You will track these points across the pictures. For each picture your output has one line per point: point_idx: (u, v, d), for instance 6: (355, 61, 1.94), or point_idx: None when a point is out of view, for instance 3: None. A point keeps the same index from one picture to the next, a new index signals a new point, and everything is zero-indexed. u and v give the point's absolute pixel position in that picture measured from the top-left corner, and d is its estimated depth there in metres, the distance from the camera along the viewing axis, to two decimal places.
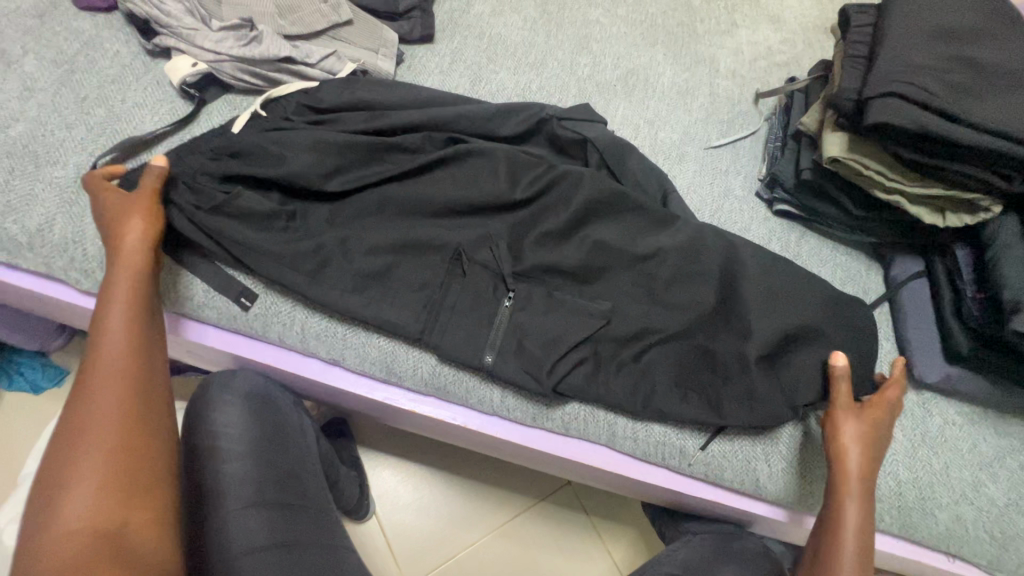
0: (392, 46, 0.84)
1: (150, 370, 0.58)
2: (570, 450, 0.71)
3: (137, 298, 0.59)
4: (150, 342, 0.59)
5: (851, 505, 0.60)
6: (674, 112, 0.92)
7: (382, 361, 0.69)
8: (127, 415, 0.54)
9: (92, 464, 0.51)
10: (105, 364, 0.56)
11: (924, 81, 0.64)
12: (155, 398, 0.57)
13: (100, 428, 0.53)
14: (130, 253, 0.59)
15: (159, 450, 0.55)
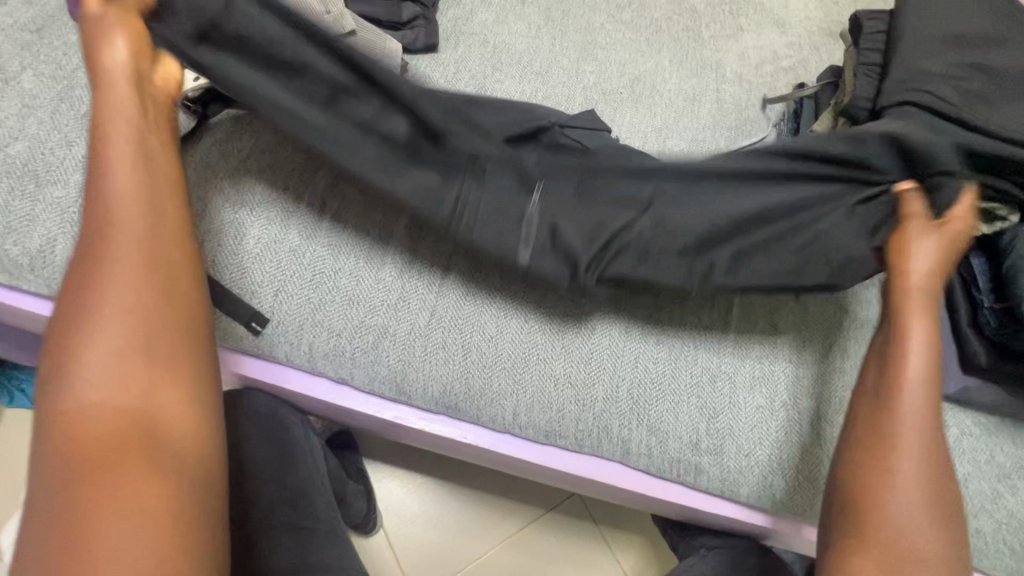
0: (394, 55, 0.82)
1: (160, 216, 0.52)
2: (583, 468, 0.70)
3: (139, 139, 0.54)
4: (159, 189, 0.53)
5: (920, 332, 0.56)
6: (682, 119, 0.91)
7: (392, 379, 0.67)
8: (139, 268, 0.50)
9: (110, 328, 0.48)
10: (112, 218, 0.51)
11: (939, 89, 0.62)
12: (169, 247, 0.52)
13: (113, 285, 0.49)
14: (118, 84, 0.54)
15: (182, 308, 0.51)
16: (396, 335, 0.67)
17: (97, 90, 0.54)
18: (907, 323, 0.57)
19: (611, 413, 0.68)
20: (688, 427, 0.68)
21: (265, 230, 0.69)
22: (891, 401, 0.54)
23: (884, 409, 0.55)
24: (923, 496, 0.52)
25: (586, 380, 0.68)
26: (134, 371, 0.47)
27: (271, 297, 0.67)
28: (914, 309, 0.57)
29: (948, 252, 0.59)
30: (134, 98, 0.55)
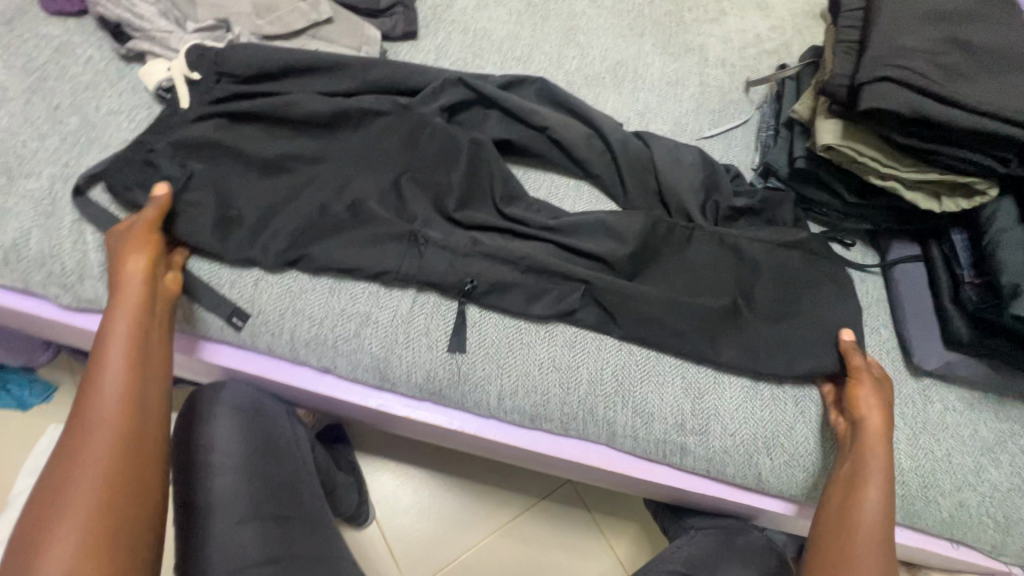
0: (373, 43, 0.81)
1: (147, 417, 0.55)
2: (568, 450, 0.70)
3: (141, 343, 0.56)
4: (151, 390, 0.56)
5: (877, 458, 0.60)
6: (665, 103, 0.91)
7: (374, 367, 0.67)
8: (119, 466, 0.51)
9: (78, 515, 0.48)
10: (100, 411, 0.52)
11: (918, 65, 0.62)
12: (150, 448, 0.54)
13: (89, 473, 0.50)
14: (132, 285, 0.58)
15: (151, 509, 0.52)
16: (378, 322, 0.67)
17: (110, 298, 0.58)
18: (864, 448, 0.61)
19: (596, 395, 0.68)
20: (673, 407, 0.68)
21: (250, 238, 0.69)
22: (852, 503, 0.59)
23: (848, 504, 0.60)
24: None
25: (571, 363, 0.68)
26: (97, 553, 0.47)
27: (251, 287, 0.67)
28: (872, 439, 0.61)
29: (885, 405, 0.64)
30: (142, 301, 0.58)
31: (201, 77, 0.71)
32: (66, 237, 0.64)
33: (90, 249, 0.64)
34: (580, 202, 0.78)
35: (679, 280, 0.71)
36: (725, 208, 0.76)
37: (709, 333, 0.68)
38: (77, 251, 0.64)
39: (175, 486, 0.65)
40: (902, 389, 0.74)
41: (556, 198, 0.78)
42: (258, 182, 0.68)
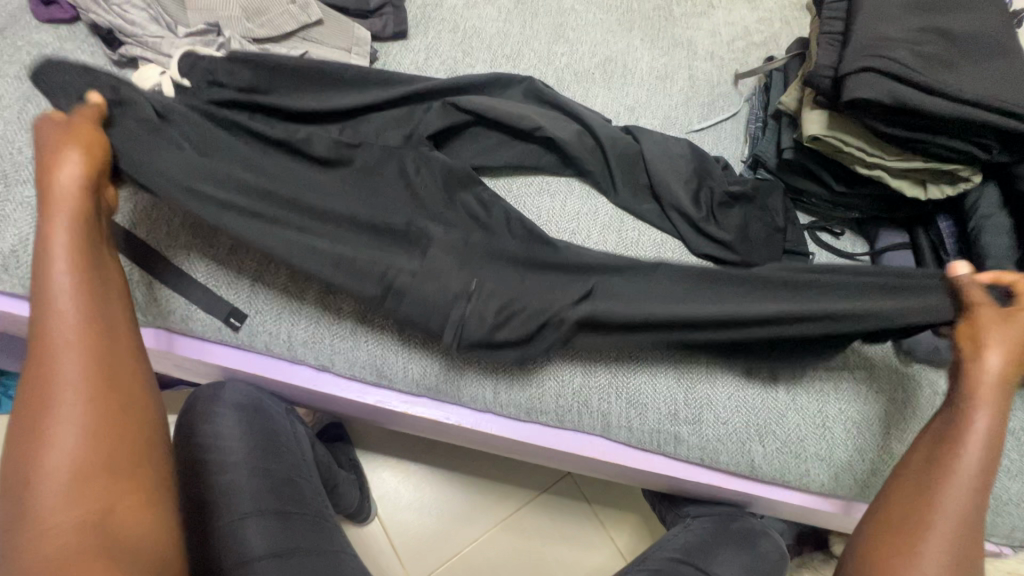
0: (364, 44, 0.82)
1: (110, 323, 0.54)
2: (565, 442, 0.72)
3: (89, 251, 0.55)
4: (106, 291, 0.55)
5: (980, 423, 0.54)
6: (654, 96, 0.92)
7: (372, 363, 0.68)
8: (98, 377, 0.51)
9: (72, 440, 0.48)
10: (63, 323, 0.51)
11: (900, 53, 0.63)
12: (121, 353, 0.53)
13: (68, 393, 0.49)
14: (67, 192, 0.54)
15: (143, 422, 0.52)
16: (374, 319, 0.68)
17: (42, 203, 0.54)
18: (970, 411, 0.55)
19: (590, 388, 0.69)
20: (666, 397, 0.69)
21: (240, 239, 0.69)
22: (939, 473, 0.54)
23: (939, 458, 0.55)
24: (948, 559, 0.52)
25: (565, 355, 0.69)
26: (103, 472, 0.48)
27: (247, 289, 0.68)
28: (977, 394, 0.55)
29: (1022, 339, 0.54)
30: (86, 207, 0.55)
31: (193, 85, 0.72)
32: None
33: None
34: (572, 197, 0.79)
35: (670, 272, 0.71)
36: (719, 194, 0.77)
37: None
38: None
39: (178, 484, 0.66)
40: None
41: (549, 193, 0.79)
42: None
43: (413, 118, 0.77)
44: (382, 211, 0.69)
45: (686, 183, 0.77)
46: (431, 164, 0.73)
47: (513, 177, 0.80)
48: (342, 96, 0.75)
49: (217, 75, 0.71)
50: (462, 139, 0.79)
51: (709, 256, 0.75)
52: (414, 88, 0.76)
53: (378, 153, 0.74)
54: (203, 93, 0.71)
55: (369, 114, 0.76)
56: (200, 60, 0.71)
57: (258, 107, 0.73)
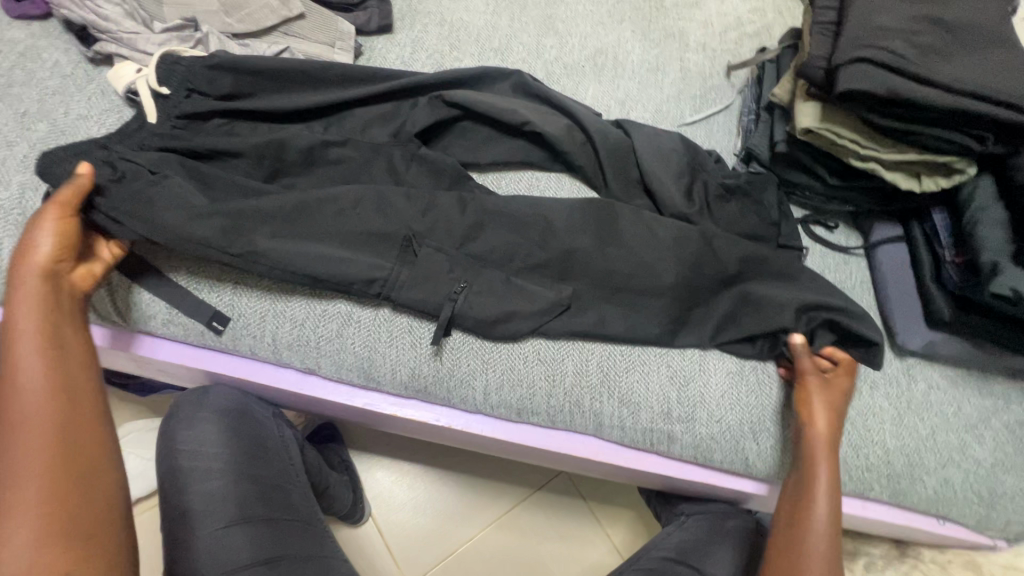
0: (347, 38, 0.80)
1: (75, 404, 0.53)
2: (557, 442, 0.71)
3: (53, 334, 0.54)
4: (76, 380, 0.54)
5: (822, 470, 0.62)
6: (645, 89, 0.90)
7: (359, 366, 0.67)
8: (57, 448, 0.50)
9: (27, 511, 0.47)
10: (27, 406, 0.51)
11: (893, 44, 0.62)
12: (85, 422, 0.53)
13: (24, 475, 0.48)
14: (29, 283, 0.55)
15: (96, 486, 0.50)
16: (361, 321, 0.67)
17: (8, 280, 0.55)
18: (810, 461, 0.63)
19: (581, 387, 0.68)
20: (659, 396, 0.68)
21: None
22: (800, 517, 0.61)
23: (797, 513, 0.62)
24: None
25: (556, 355, 0.68)
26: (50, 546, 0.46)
27: (230, 291, 0.66)
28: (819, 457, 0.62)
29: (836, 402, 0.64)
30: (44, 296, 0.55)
31: (171, 91, 0.69)
32: None
33: None
34: (562, 193, 0.78)
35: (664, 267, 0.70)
36: (712, 188, 0.76)
37: (676, 316, 0.70)
38: None
39: (162, 493, 0.65)
40: (885, 370, 0.73)
41: (539, 190, 0.78)
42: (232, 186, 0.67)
43: (399, 114, 0.75)
44: (368, 210, 0.67)
45: (676, 178, 0.76)
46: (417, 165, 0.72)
47: (502, 173, 0.78)
48: (326, 93, 0.73)
49: (194, 71, 0.69)
50: (449, 135, 0.77)
51: None
52: (399, 83, 0.75)
53: (363, 150, 0.72)
54: (184, 103, 0.69)
55: (354, 111, 0.75)
56: (178, 56, 0.70)
57: (244, 112, 0.71)
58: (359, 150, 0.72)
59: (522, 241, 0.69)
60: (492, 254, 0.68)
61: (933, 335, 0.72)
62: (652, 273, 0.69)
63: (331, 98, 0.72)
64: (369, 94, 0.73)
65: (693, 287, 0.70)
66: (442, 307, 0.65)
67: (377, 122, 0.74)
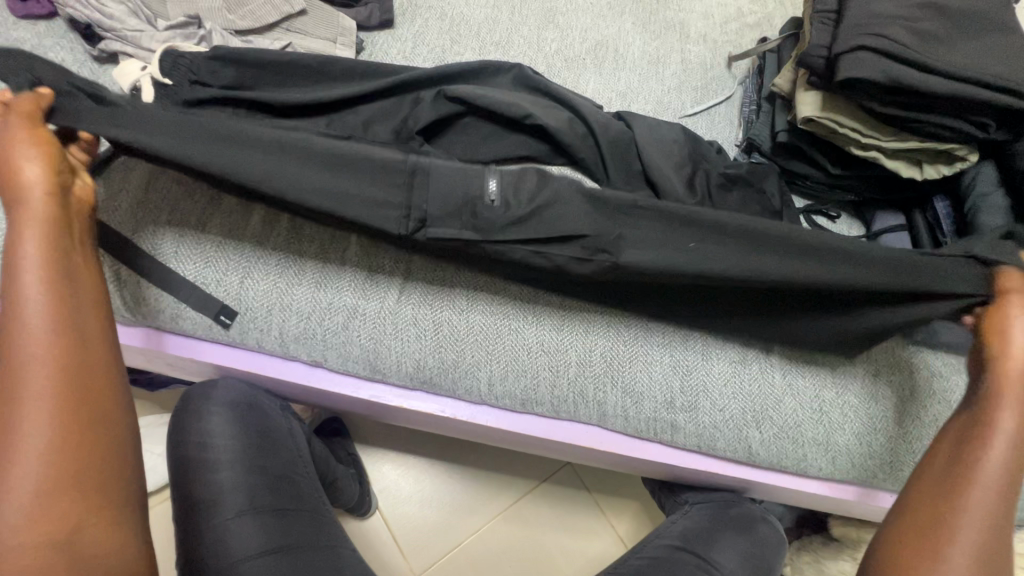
0: (349, 33, 0.80)
1: (83, 337, 0.49)
2: (561, 432, 0.71)
3: (60, 256, 0.50)
4: (85, 308, 0.50)
5: (1010, 416, 0.53)
6: (646, 81, 0.90)
7: (365, 358, 0.68)
8: (64, 396, 0.46)
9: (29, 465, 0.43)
10: (28, 339, 0.47)
11: (894, 31, 0.62)
12: (94, 366, 0.49)
13: (30, 416, 0.45)
14: (34, 199, 0.50)
15: (110, 429, 0.48)
16: (366, 313, 0.67)
17: (10, 212, 0.51)
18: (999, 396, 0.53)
19: (585, 377, 0.68)
20: (662, 385, 0.69)
21: (225, 236, 0.68)
22: (974, 454, 0.53)
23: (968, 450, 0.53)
24: (982, 549, 0.51)
25: (559, 346, 0.68)
26: (65, 496, 0.44)
27: (237, 285, 0.67)
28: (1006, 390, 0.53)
29: None
30: (50, 209, 0.51)
31: (173, 82, 0.70)
32: None
33: None
34: None
35: None
36: (715, 178, 0.76)
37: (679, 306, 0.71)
38: None
39: (173, 485, 0.66)
40: None
41: None
42: None
43: (401, 107, 0.76)
44: None
45: (678, 169, 0.76)
46: None
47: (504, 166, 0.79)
48: (328, 88, 0.74)
49: (198, 71, 0.70)
50: (451, 129, 0.78)
51: None
52: (401, 76, 0.75)
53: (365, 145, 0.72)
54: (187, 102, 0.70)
55: (356, 106, 0.75)
56: (182, 55, 0.70)
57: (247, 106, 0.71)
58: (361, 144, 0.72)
59: None
60: None
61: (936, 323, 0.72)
62: None
63: (333, 93, 0.73)
64: (370, 88, 0.74)
65: None
66: None
67: (379, 115, 0.75)
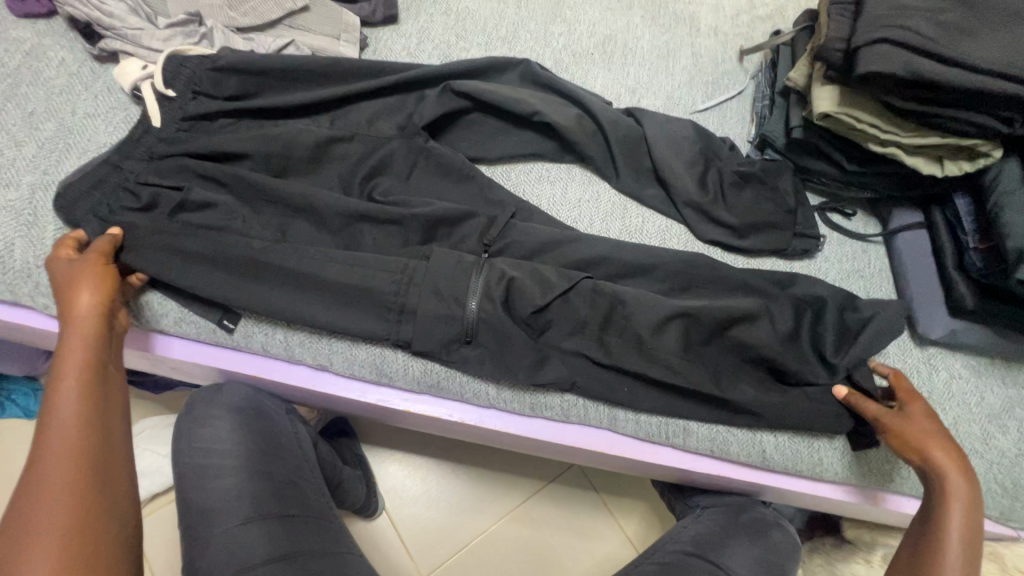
0: (353, 30, 0.79)
1: (105, 441, 0.51)
2: (571, 436, 0.70)
3: (96, 371, 0.53)
4: (101, 448, 0.50)
5: (958, 511, 0.53)
6: (656, 76, 0.88)
7: (371, 363, 0.66)
8: (80, 492, 0.47)
9: (43, 553, 0.44)
10: (54, 443, 0.48)
11: (916, 23, 0.59)
12: (114, 466, 0.50)
13: (48, 509, 0.45)
14: (82, 319, 0.54)
15: (119, 530, 0.48)
16: None
17: (59, 330, 0.54)
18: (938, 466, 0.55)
19: None
20: None
21: None
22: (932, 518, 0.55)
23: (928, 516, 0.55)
24: None
25: None
26: None
27: None
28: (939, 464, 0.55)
29: (930, 416, 0.58)
30: (96, 330, 0.55)
31: (177, 94, 0.68)
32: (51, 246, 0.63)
33: None
34: (573, 185, 0.76)
35: (675, 262, 0.69)
36: (728, 176, 0.74)
37: None
38: None
39: (178, 492, 0.65)
40: (906, 358, 0.72)
41: (549, 181, 0.76)
42: (241, 183, 0.66)
43: (406, 106, 0.74)
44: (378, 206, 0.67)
45: (689, 167, 0.74)
46: (427, 159, 0.72)
47: (510, 165, 0.77)
48: (333, 87, 0.73)
49: (200, 73, 0.69)
50: (457, 128, 0.76)
51: (717, 242, 0.73)
52: (405, 75, 0.73)
53: (369, 144, 0.71)
54: (190, 104, 0.69)
55: (360, 104, 0.74)
56: (185, 56, 0.69)
57: (251, 110, 0.71)
58: (366, 144, 0.71)
59: (533, 235, 0.68)
60: (505, 248, 0.68)
61: (956, 323, 0.70)
62: (665, 267, 0.69)
63: (336, 92, 0.71)
64: (375, 86, 0.72)
65: (703, 284, 0.69)
66: (465, 303, 0.62)
67: (384, 114, 0.74)
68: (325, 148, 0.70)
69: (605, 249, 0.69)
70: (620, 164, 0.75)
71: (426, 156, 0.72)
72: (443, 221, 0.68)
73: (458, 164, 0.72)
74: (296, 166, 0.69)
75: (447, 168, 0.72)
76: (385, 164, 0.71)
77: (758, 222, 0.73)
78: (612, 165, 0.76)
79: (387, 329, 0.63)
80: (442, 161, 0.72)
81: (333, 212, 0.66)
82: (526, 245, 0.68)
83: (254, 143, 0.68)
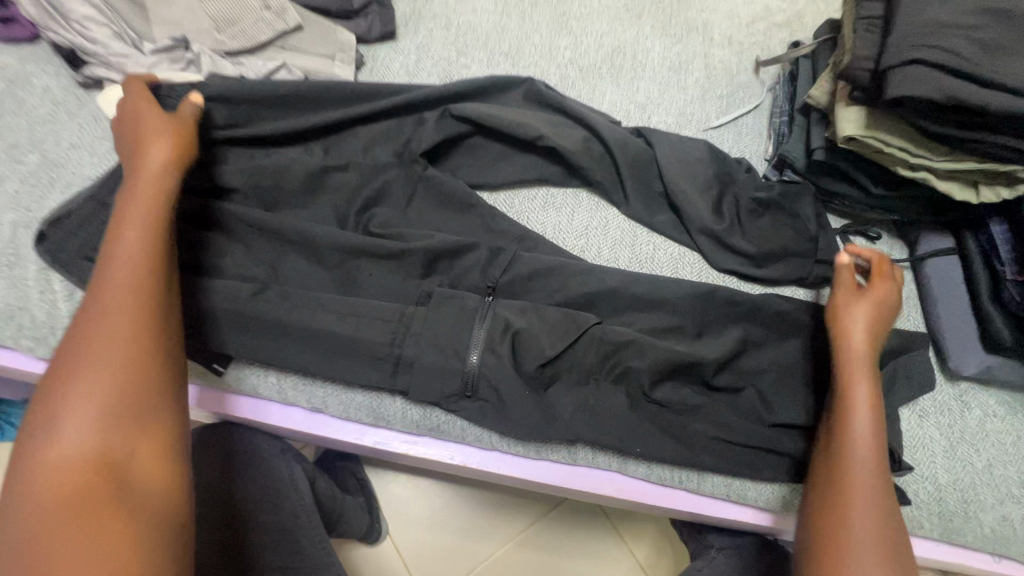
0: (348, 47, 0.76)
1: (162, 301, 0.51)
2: (578, 480, 0.66)
3: (156, 236, 0.53)
4: (158, 333, 0.49)
5: (862, 403, 0.55)
6: (667, 90, 0.84)
7: (368, 406, 0.63)
8: (137, 343, 0.48)
9: (95, 394, 0.45)
10: (112, 294, 0.49)
11: (952, 42, 0.55)
12: (169, 333, 0.51)
13: (101, 357, 0.46)
14: (149, 179, 0.54)
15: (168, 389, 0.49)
16: None
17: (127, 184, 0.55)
18: (848, 399, 0.55)
19: None
20: None
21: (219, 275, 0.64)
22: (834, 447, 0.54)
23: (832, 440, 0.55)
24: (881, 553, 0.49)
25: None
26: (119, 431, 0.44)
27: None
28: (851, 377, 0.56)
29: (879, 322, 0.58)
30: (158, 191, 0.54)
31: None
32: (33, 287, 0.60)
33: (58, 297, 0.60)
34: (580, 211, 0.72)
35: (688, 297, 0.65)
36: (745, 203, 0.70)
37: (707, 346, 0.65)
38: (45, 302, 0.60)
39: None
40: (937, 396, 0.68)
41: (554, 207, 0.73)
42: (229, 217, 0.63)
43: (403, 130, 0.71)
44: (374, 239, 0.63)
45: (703, 191, 0.70)
46: (426, 186, 0.69)
47: (514, 191, 0.73)
48: (327, 111, 0.69)
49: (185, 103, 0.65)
50: (457, 152, 0.73)
51: (734, 271, 0.69)
52: (403, 98, 0.70)
53: (365, 172, 0.67)
54: None
55: (355, 129, 0.70)
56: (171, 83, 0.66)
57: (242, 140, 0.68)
58: (361, 172, 0.67)
59: (538, 268, 0.65)
60: (508, 282, 0.64)
61: (991, 359, 0.66)
62: (677, 302, 0.65)
63: (330, 117, 0.68)
64: (370, 110, 0.69)
65: (719, 321, 0.65)
66: (467, 353, 0.59)
67: (380, 139, 0.70)
68: (317, 176, 0.66)
69: (613, 282, 0.65)
70: (629, 189, 0.71)
71: (425, 182, 0.68)
72: (442, 255, 0.64)
73: (460, 191, 0.68)
74: (289, 196, 0.66)
75: (447, 197, 0.69)
76: (381, 193, 0.68)
77: (778, 250, 0.68)
78: (622, 189, 0.72)
79: (385, 378, 0.60)
80: (443, 190, 0.68)
81: (328, 244, 0.63)
82: (530, 277, 0.65)
83: (245, 175, 0.65)
